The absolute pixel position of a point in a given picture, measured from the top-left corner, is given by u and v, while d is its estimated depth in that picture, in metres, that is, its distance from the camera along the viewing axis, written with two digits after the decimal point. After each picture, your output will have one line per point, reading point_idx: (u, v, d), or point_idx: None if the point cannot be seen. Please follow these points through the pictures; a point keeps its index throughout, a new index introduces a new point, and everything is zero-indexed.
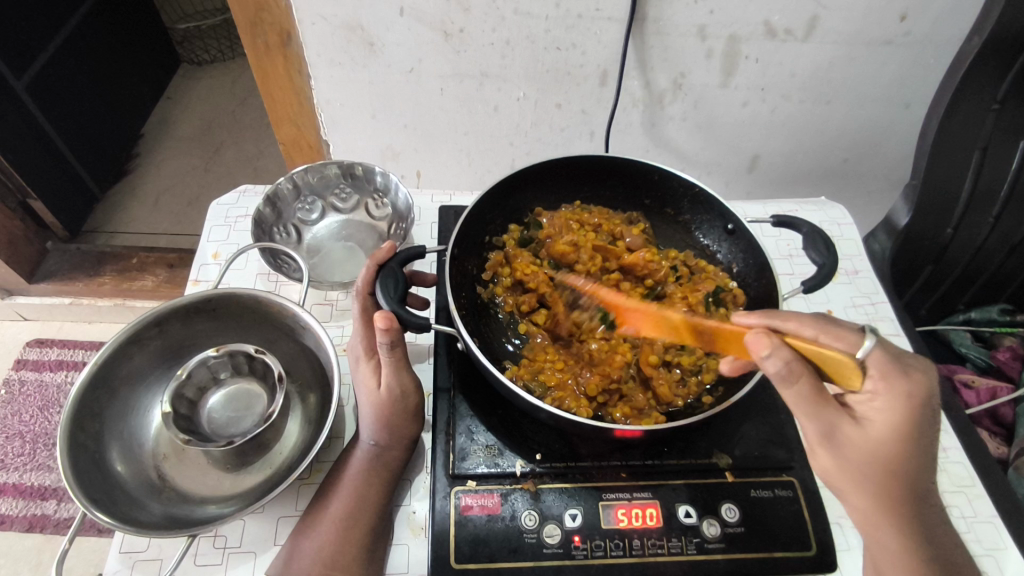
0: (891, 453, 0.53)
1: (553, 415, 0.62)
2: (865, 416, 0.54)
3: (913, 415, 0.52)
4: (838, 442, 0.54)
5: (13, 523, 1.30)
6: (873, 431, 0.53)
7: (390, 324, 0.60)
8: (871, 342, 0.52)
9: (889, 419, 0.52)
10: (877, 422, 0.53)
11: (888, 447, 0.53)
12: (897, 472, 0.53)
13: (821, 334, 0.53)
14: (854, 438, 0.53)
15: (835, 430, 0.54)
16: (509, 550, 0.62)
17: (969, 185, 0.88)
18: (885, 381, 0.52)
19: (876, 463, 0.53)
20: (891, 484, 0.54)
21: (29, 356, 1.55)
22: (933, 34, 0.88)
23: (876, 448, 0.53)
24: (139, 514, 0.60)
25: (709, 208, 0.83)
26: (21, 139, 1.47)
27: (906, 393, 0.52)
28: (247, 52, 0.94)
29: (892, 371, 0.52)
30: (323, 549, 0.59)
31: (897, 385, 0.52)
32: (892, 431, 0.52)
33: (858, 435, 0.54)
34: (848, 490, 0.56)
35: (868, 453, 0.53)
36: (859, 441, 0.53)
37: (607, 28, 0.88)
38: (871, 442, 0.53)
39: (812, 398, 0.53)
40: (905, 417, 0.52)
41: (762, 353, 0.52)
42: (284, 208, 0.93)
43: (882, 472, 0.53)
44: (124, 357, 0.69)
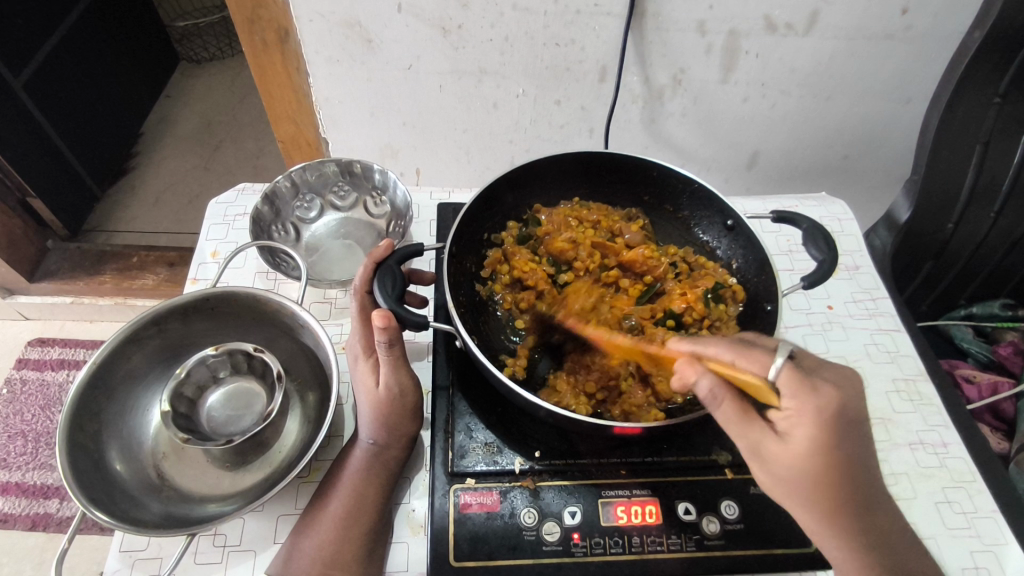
0: (816, 466, 0.52)
1: (552, 412, 0.61)
2: (787, 432, 0.52)
3: (829, 427, 0.51)
4: (764, 458, 0.53)
5: (15, 522, 1.30)
6: (794, 446, 0.52)
7: (388, 323, 0.60)
8: (780, 359, 0.52)
9: (807, 435, 0.51)
10: (798, 438, 0.52)
11: (812, 461, 0.52)
12: (829, 484, 0.52)
13: (739, 358, 0.54)
14: (777, 454, 0.52)
15: (758, 447, 0.53)
16: (509, 547, 0.62)
17: (970, 179, 0.87)
18: (797, 398, 0.52)
19: (806, 474, 0.52)
20: (826, 496, 0.53)
21: (31, 355, 1.56)
22: (934, 28, 0.88)
23: (800, 464, 0.52)
24: (139, 513, 0.61)
25: (708, 204, 0.82)
26: (20, 138, 1.47)
27: (817, 406, 0.51)
28: (245, 49, 0.94)
29: (804, 385, 0.52)
30: (322, 548, 0.59)
31: (808, 400, 0.51)
32: (811, 446, 0.51)
33: (780, 449, 0.52)
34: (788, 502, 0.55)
35: (794, 468, 0.52)
36: (783, 456, 0.52)
37: (606, 24, 0.88)
38: (794, 457, 0.52)
39: (741, 416, 0.53)
40: (823, 431, 0.51)
41: (693, 381, 0.53)
42: (282, 206, 0.93)
43: (810, 484, 0.52)
44: (123, 357, 0.69)
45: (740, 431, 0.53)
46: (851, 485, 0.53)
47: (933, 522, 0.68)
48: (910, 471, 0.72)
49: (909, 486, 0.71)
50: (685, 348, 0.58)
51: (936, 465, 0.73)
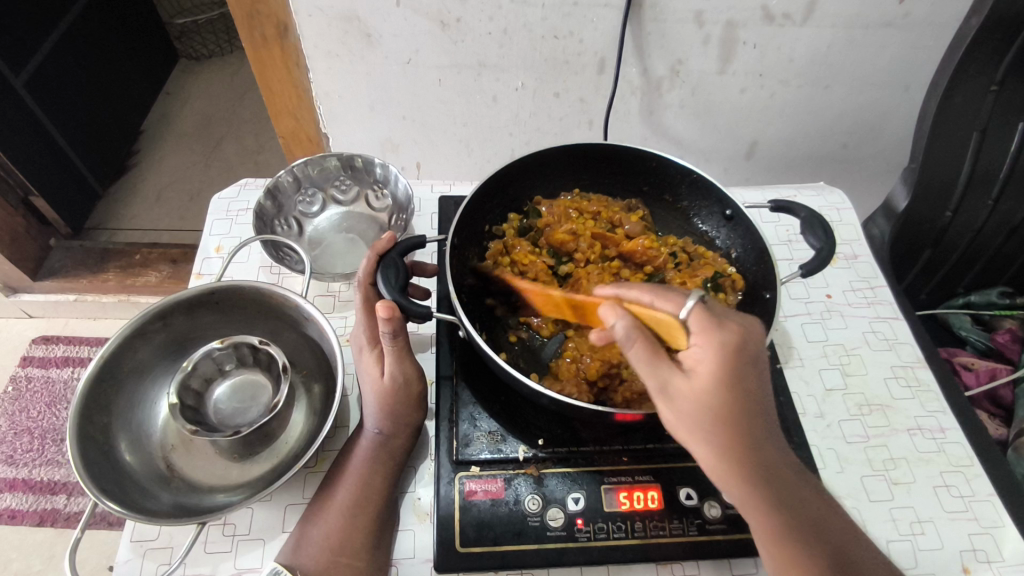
0: (718, 401, 0.51)
1: (555, 400, 0.62)
2: (691, 368, 0.52)
3: (733, 359, 0.51)
4: (671, 396, 0.52)
5: (24, 517, 1.32)
6: (698, 380, 0.51)
7: (393, 313, 0.61)
8: (692, 301, 0.53)
9: (709, 369, 0.51)
10: (701, 372, 0.51)
11: (713, 396, 0.51)
12: (734, 421, 0.51)
13: (655, 299, 0.55)
14: (682, 390, 0.51)
15: (666, 384, 0.52)
16: (514, 533, 0.63)
17: (967, 168, 0.88)
18: (703, 334, 0.51)
19: (706, 410, 0.51)
20: (729, 434, 0.51)
21: (36, 353, 1.57)
22: (931, 16, 0.88)
23: (704, 398, 0.51)
24: (149, 503, 0.62)
25: (707, 194, 0.83)
26: (21, 136, 1.47)
27: (720, 338, 0.51)
28: (245, 45, 0.94)
29: (711, 322, 0.52)
30: (330, 536, 0.60)
31: (713, 335, 0.51)
32: (715, 380, 0.51)
33: (686, 386, 0.51)
34: (691, 444, 0.53)
35: (698, 405, 0.51)
36: (688, 392, 0.51)
37: (604, 16, 0.88)
38: (698, 392, 0.51)
39: (651, 355, 0.52)
40: (725, 366, 0.50)
41: (610, 322, 0.54)
42: (286, 200, 0.93)
43: (713, 422, 0.51)
44: (130, 350, 0.70)
45: (648, 369, 0.52)
46: (754, 420, 0.52)
47: (931, 506, 0.69)
48: (909, 456, 0.73)
49: (906, 471, 0.72)
50: (609, 293, 0.59)
51: (934, 450, 0.74)
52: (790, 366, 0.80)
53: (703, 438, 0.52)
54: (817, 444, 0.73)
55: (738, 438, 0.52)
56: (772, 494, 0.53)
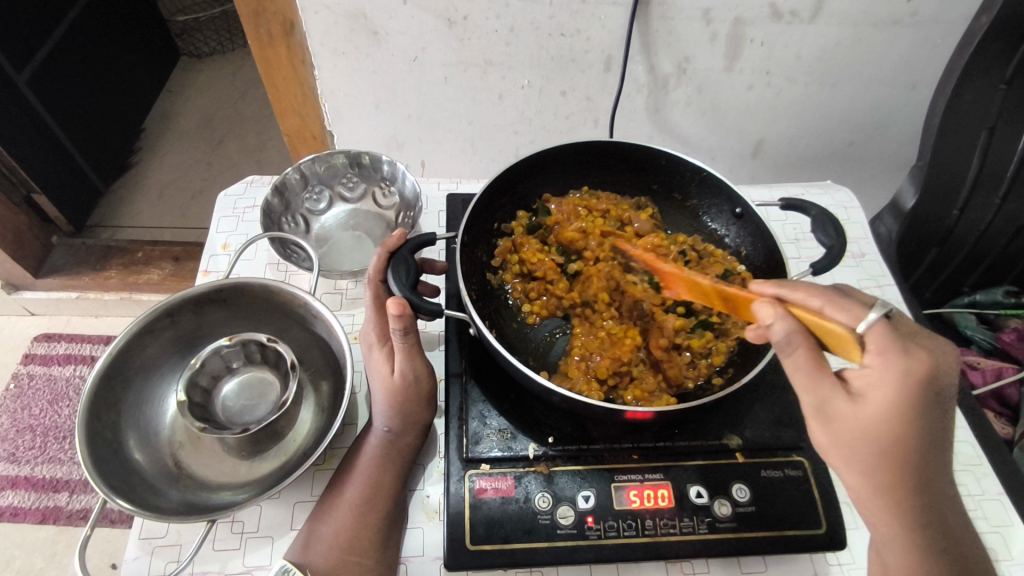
0: (885, 433, 0.50)
1: (566, 397, 0.62)
2: (862, 391, 0.51)
3: (913, 395, 0.49)
4: (830, 418, 0.52)
5: (26, 514, 1.31)
6: (866, 408, 0.51)
7: (403, 311, 0.62)
8: (874, 316, 0.50)
9: (882, 397, 0.50)
10: (874, 398, 0.50)
11: (881, 426, 0.50)
12: (898, 454, 0.51)
13: (826, 306, 0.52)
14: (846, 414, 0.51)
15: (825, 406, 0.52)
16: (524, 531, 0.62)
17: (976, 165, 0.88)
18: (883, 357, 0.50)
19: (870, 440, 0.51)
20: (888, 466, 0.51)
21: (38, 350, 1.56)
22: (940, 14, 0.88)
23: (870, 426, 0.51)
24: (158, 500, 0.61)
25: (717, 191, 0.83)
26: (22, 132, 1.47)
27: (903, 369, 0.49)
28: (250, 42, 0.94)
29: (894, 344, 0.50)
30: (341, 533, 0.60)
31: (894, 361, 0.49)
32: (887, 410, 0.50)
33: (849, 410, 0.51)
34: (840, 466, 0.54)
35: (858, 431, 0.51)
36: (851, 416, 0.51)
37: (612, 13, 0.88)
38: (864, 420, 0.51)
39: (815, 368, 0.51)
40: (901, 398, 0.50)
41: (767, 322, 0.52)
42: (292, 197, 0.93)
43: (874, 454, 0.51)
44: (138, 347, 0.70)
45: (808, 383, 0.52)
46: (921, 458, 0.51)
47: None
48: None
49: None
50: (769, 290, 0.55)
51: None
52: None
53: (858, 463, 0.52)
54: None
55: (897, 468, 0.51)
56: (923, 530, 0.52)
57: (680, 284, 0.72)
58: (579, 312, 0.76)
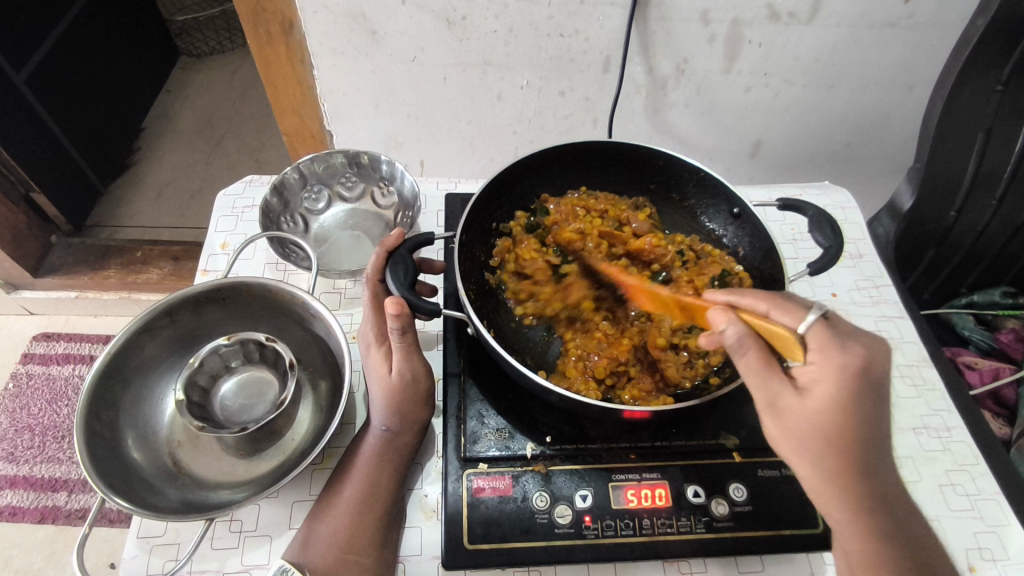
0: (831, 424, 0.51)
1: (564, 397, 0.62)
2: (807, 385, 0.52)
3: (852, 387, 0.50)
4: (780, 412, 0.52)
5: (25, 514, 1.31)
6: (812, 401, 0.51)
7: (401, 310, 0.62)
8: (813, 316, 0.53)
9: (826, 391, 0.51)
10: (818, 392, 0.51)
11: (828, 417, 0.51)
12: (844, 444, 0.51)
13: (773, 309, 0.55)
14: (793, 408, 0.51)
15: (774, 400, 0.52)
16: (521, 530, 0.63)
17: (973, 166, 0.88)
18: (822, 354, 0.51)
19: (817, 431, 0.51)
20: (836, 457, 0.52)
21: (37, 349, 1.56)
22: (938, 16, 0.88)
23: (819, 418, 0.51)
24: (156, 499, 0.61)
25: (715, 192, 0.83)
26: (22, 132, 1.47)
27: (840, 363, 0.51)
28: (250, 42, 0.94)
29: (832, 341, 0.52)
30: (338, 532, 0.60)
31: (832, 356, 0.51)
32: (831, 402, 0.50)
33: (796, 404, 0.52)
34: (794, 459, 0.54)
35: (808, 424, 0.51)
36: (799, 410, 0.51)
37: (610, 14, 0.88)
38: (811, 413, 0.51)
39: (765, 367, 0.52)
40: (843, 389, 0.50)
41: (721, 328, 0.53)
42: (291, 197, 0.93)
43: (820, 444, 0.51)
44: (137, 346, 0.70)
45: (759, 381, 0.52)
46: (867, 448, 0.52)
47: (938, 505, 0.69)
48: (915, 454, 0.73)
49: (912, 469, 0.72)
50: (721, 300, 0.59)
51: (939, 449, 0.74)
52: None
53: (808, 456, 0.52)
54: None
55: (846, 458, 0.52)
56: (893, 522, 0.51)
57: (643, 296, 0.74)
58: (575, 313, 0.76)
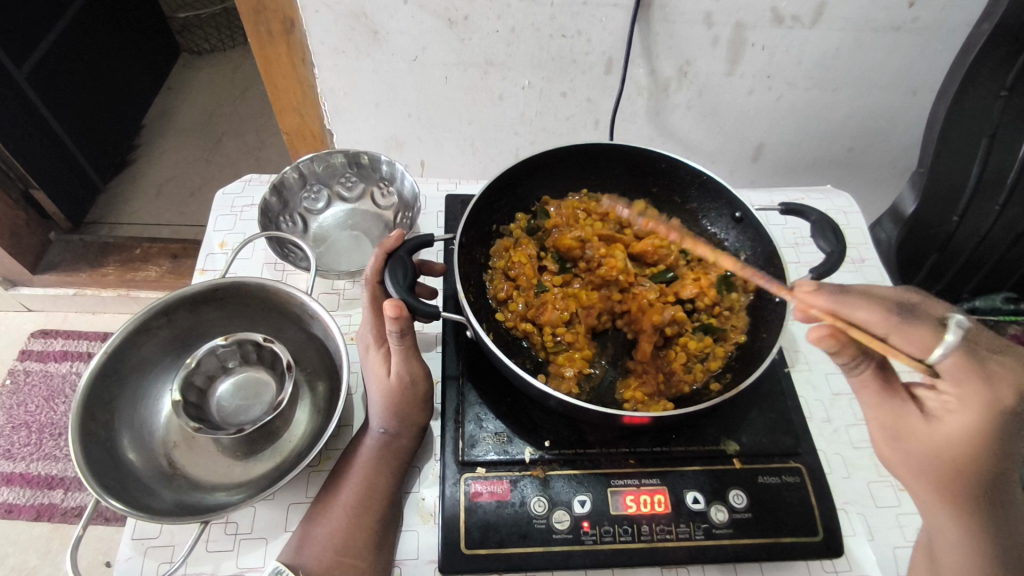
0: (959, 455, 0.51)
1: (562, 401, 0.62)
2: (937, 415, 0.52)
3: (994, 424, 0.48)
4: (902, 435, 0.54)
5: (21, 512, 1.31)
6: (938, 430, 0.51)
7: (400, 312, 0.61)
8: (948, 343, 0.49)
9: (958, 422, 0.50)
10: (951, 423, 0.51)
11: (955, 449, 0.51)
12: (968, 472, 0.51)
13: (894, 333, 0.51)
14: (918, 433, 0.52)
15: (897, 425, 0.54)
16: (519, 535, 0.62)
17: (976, 173, 0.88)
18: (959, 386, 0.50)
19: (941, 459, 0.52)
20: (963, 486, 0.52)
21: (34, 347, 1.56)
22: (942, 21, 0.88)
23: (943, 448, 0.51)
24: (152, 500, 0.61)
25: (716, 195, 0.83)
26: (22, 128, 1.46)
27: (985, 401, 0.48)
28: (250, 40, 0.94)
29: (972, 370, 0.49)
30: (334, 536, 0.59)
31: (972, 391, 0.49)
32: (965, 434, 0.50)
33: (922, 430, 0.52)
34: (909, 477, 0.55)
35: (934, 451, 0.52)
36: (923, 437, 0.52)
37: (613, 15, 0.87)
38: (936, 442, 0.51)
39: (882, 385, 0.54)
40: (979, 426, 0.49)
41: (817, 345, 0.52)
42: (290, 196, 0.93)
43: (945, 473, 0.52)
44: (133, 346, 0.69)
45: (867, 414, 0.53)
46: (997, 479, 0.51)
47: None
48: None
49: None
50: (824, 305, 0.54)
51: None
52: (797, 370, 0.78)
53: (927, 479, 0.53)
54: (824, 449, 0.72)
55: (966, 485, 0.52)
56: None
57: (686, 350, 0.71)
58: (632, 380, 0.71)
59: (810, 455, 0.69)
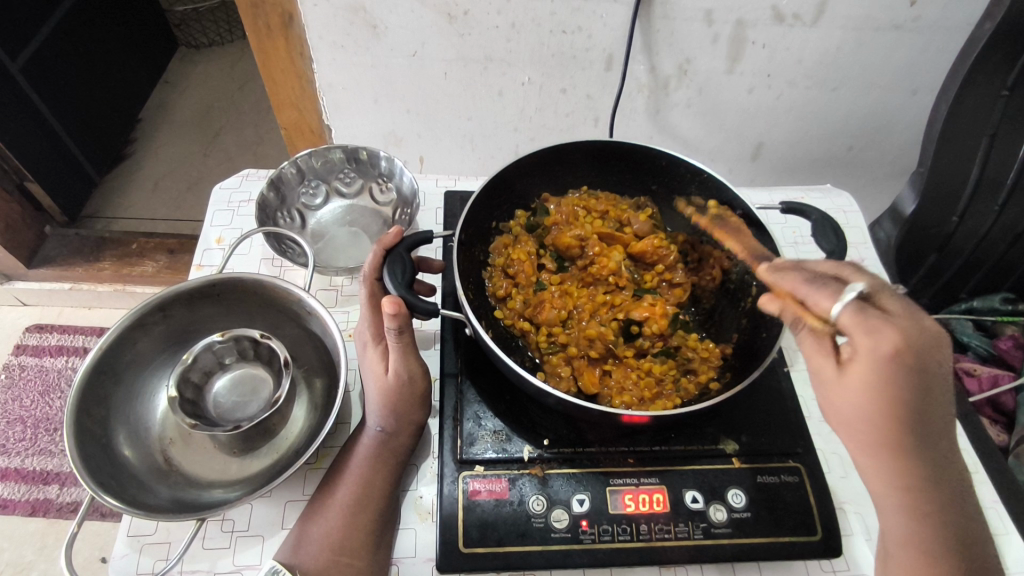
0: (867, 404, 0.50)
1: (561, 400, 0.62)
2: (847, 366, 0.51)
3: (888, 369, 0.48)
4: (823, 384, 0.54)
5: (15, 507, 1.30)
6: (848, 379, 0.51)
7: (398, 310, 0.61)
8: (843, 301, 0.48)
9: (859, 372, 0.50)
10: (854, 373, 0.50)
11: (865, 397, 0.50)
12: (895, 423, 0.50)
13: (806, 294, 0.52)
14: (831, 382, 0.52)
15: (816, 372, 0.54)
16: (518, 534, 0.62)
17: (976, 172, 0.88)
18: (853, 337, 0.49)
19: (857, 412, 0.51)
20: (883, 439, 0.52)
21: (30, 341, 1.55)
22: (944, 20, 0.87)
23: (856, 398, 0.51)
24: (147, 497, 0.60)
25: (717, 194, 0.82)
26: (18, 122, 1.45)
27: (871, 347, 0.48)
28: (248, 34, 0.93)
29: (862, 324, 0.48)
30: (330, 535, 0.59)
31: (860, 340, 0.48)
32: (865, 383, 0.49)
33: (834, 379, 0.52)
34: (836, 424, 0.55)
35: (847, 401, 0.52)
36: (835, 385, 0.52)
37: (614, 12, 0.87)
38: (846, 390, 0.51)
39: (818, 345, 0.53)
40: (875, 374, 0.48)
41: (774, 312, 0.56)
42: (288, 192, 0.92)
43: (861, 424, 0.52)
44: (129, 342, 0.69)
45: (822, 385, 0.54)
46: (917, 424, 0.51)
47: None
48: None
49: None
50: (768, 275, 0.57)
51: None
52: (796, 369, 0.78)
53: (853, 431, 0.53)
54: (822, 449, 0.72)
55: (889, 435, 0.51)
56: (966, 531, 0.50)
57: (665, 368, 0.71)
58: (620, 391, 0.69)
59: (809, 454, 0.69)
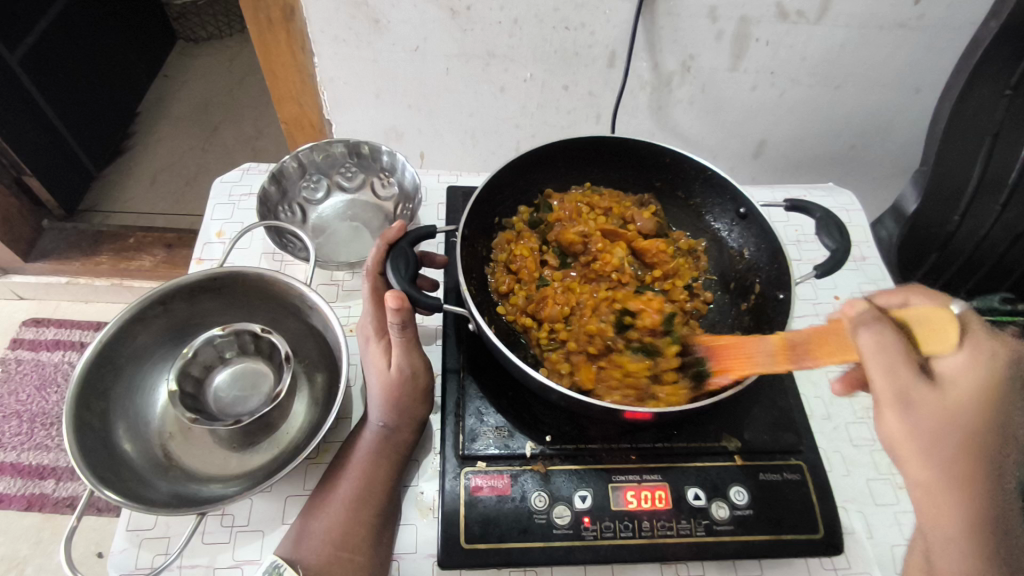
0: (969, 420, 0.47)
1: (564, 396, 0.62)
2: (944, 381, 0.48)
3: (995, 383, 0.47)
4: (910, 404, 0.47)
5: (12, 501, 1.29)
6: (948, 394, 0.47)
7: (401, 304, 0.60)
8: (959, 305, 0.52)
9: (966, 381, 0.47)
10: (958, 386, 0.47)
11: (966, 412, 0.47)
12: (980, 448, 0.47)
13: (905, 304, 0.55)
14: (930, 399, 0.47)
15: (910, 390, 0.47)
16: (519, 530, 0.62)
17: (978, 171, 0.87)
18: (971, 343, 0.48)
19: (948, 430, 0.47)
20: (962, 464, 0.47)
21: (27, 335, 1.54)
22: (948, 20, 0.87)
23: (955, 413, 0.47)
24: (147, 492, 0.60)
25: (721, 191, 0.82)
26: (16, 115, 1.44)
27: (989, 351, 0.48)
28: (249, 27, 0.92)
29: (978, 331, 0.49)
30: (332, 530, 0.59)
31: (981, 344, 0.48)
32: (971, 395, 0.47)
33: (932, 395, 0.47)
34: (907, 459, 0.49)
35: (941, 418, 0.47)
36: (935, 400, 0.47)
37: (618, 8, 0.86)
38: (946, 405, 0.47)
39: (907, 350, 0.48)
40: (982, 385, 0.47)
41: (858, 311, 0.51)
42: (289, 186, 0.92)
43: (944, 445, 0.47)
44: (129, 335, 0.68)
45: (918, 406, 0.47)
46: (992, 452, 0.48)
47: None
48: None
49: None
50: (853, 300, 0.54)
51: None
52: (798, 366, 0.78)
53: (933, 457, 0.48)
54: (824, 447, 0.72)
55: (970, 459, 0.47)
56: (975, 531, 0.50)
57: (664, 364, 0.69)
58: (620, 387, 0.68)
59: (812, 452, 0.69)
